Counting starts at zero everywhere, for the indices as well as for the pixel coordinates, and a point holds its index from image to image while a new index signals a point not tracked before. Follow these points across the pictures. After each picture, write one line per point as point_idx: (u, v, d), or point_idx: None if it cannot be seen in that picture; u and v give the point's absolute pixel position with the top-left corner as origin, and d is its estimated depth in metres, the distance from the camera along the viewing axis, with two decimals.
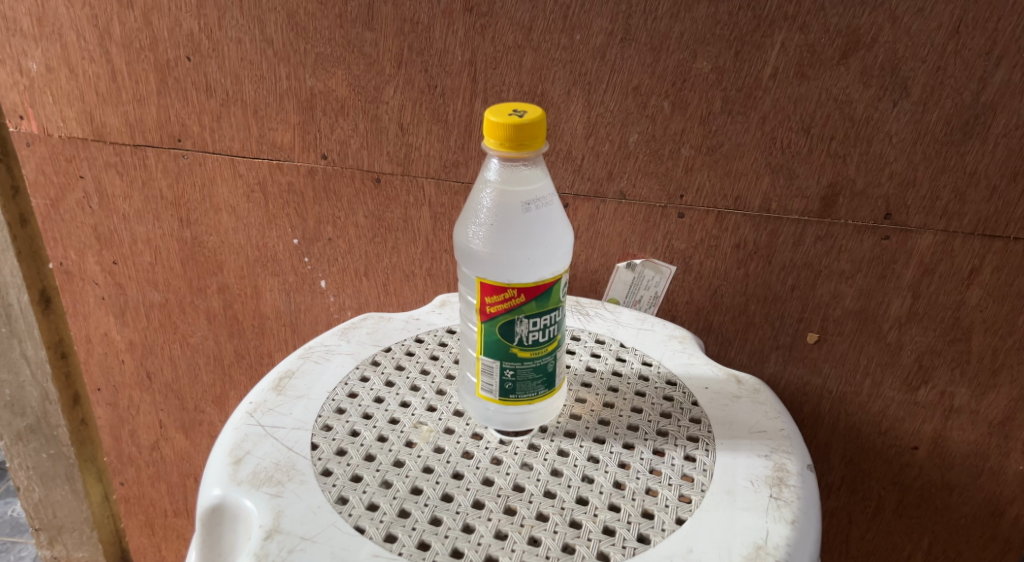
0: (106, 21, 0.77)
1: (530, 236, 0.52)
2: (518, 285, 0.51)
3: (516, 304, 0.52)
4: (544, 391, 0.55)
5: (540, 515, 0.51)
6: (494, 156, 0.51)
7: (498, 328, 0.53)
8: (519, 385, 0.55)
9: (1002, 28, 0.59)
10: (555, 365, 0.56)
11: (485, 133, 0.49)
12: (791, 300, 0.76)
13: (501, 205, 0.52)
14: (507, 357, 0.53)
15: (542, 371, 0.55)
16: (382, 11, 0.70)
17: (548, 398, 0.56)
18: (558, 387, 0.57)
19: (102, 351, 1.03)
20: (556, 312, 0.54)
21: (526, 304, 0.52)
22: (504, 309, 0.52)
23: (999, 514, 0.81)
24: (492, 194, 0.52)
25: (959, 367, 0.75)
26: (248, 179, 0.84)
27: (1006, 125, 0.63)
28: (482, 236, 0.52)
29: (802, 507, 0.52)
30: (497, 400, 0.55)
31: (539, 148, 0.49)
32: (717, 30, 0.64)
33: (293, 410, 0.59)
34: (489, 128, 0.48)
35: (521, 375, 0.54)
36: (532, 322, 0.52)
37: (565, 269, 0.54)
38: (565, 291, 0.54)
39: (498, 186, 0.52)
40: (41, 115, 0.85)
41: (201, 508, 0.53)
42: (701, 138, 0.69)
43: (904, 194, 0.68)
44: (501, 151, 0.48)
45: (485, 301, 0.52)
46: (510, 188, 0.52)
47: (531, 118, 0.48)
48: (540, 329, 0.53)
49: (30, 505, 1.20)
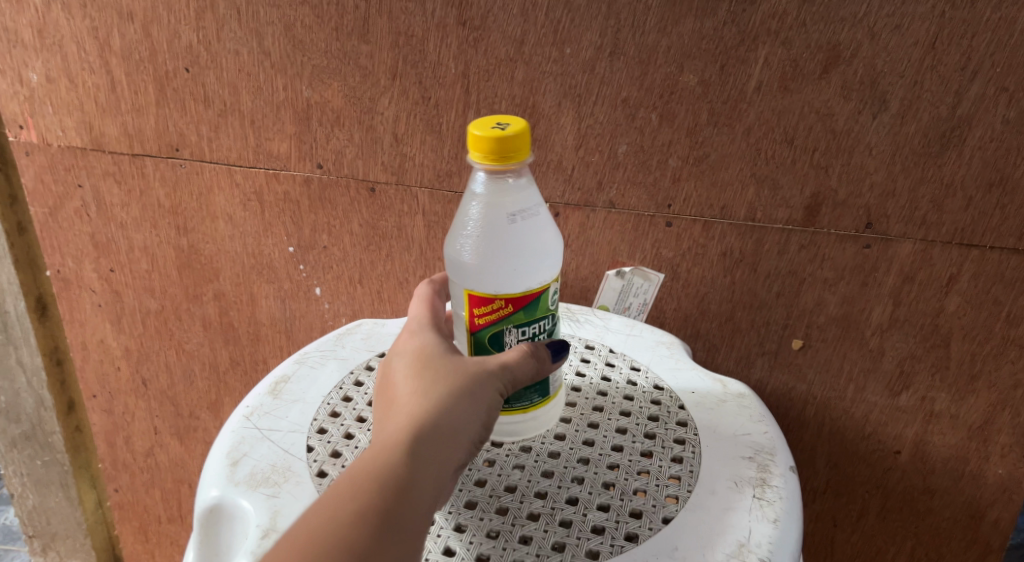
0: (106, 33, 0.79)
1: (517, 249, 0.54)
2: (506, 296, 0.54)
3: (504, 314, 0.55)
4: (538, 399, 0.57)
5: (531, 515, 0.53)
6: (480, 170, 0.53)
7: (487, 336, 0.56)
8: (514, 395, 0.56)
9: (977, 44, 0.62)
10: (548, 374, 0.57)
11: (471, 147, 0.51)
12: (776, 307, 0.78)
13: (488, 217, 0.53)
14: None
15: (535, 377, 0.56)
16: (377, 24, 0.72)
17: (541, 406, 0.58)
18: (551, 395, 0.58)
19: (98, 357, 1.04)
20: (544, 319, 0.57)
21: (514, 313, 0.55)
22: (493, 318, 0.55)
23: (980, 517, 0.82)
24: (481, 208, 0.53)
25: (939, 372, 0.77)
26: (245, 188, 0.85)
27: (981, 138, 0.65)
28: (470, 249, 0.54)
29: (785, 507, 0.54)
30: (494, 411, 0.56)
31: (524, 160, 0.51)
32: (703, 44, 0.67)
33: (289, 413, 0.61)
34: (476, 143, 0.50)
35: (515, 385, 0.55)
36: (520, 331, 0.56)
37: (554, 280, 0.56)
38: (553, 298, 0.57)
39: (486, 200, 0.53)
40: (41, 125, 0.86)
41: (198, 509, 0.54)
42: (688, 149, 0.71)
43: (884, 203, 0.70)
44: (487, 165, 0.50)
45: (474, 312, 0.55)
46: (497, 201, 0.53)
47: (515, 130, 0.50)
48: (528, 336, 0.56)
49: (23, 511, 1.20)
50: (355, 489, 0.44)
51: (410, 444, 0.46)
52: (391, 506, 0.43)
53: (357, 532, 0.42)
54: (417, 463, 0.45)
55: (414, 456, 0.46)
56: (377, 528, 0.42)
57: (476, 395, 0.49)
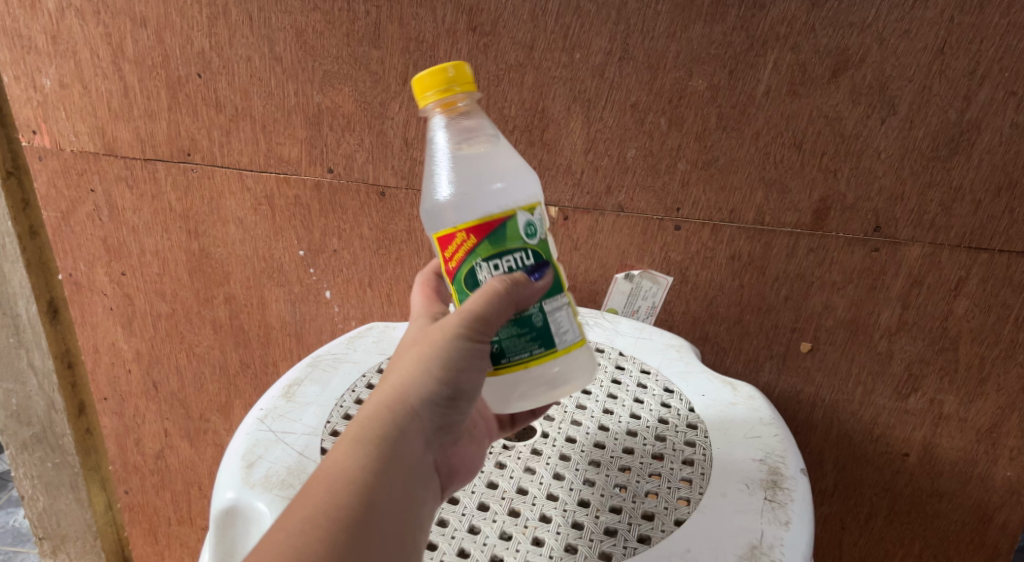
0: (120, 39, 0.80)
1: (478, 185, 0.52)
2: (465, 224, 0.49)
3: (471, 247, 0.49)
4: (538, 350, 0.50)
5: (544, 516, 0.53)
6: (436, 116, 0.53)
7: (464, 281, 0.50)
8: (507, 345, 0.50)
9: (985, 49, 0.62)
10: (545, 320, 0.51)
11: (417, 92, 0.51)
12: (785, 310, 0.78)
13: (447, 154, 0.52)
14: None
15: (528, 325, 0.50)
16: (389, 30, 0.73)
17: (545, 362, 0.51)
18: (559, 351, 0.51)
19: (110, 360, 1.05)
20: (521, 251, 0.50)
21: (479, 244, 0.49)
22: (461, 257, 0.50)
23: (988, 519, 0.82)
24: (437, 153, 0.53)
25: (947, 376, 0.77)
26: (256, 192, 0.86)
27: (989, 142, 0.65)
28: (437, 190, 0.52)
29: (796, 509, 0.54)
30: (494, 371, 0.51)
31: (468, 89, 0.51)
32: (713, 49, 0.67)
33: (302, 416, 0.61)
34: (416, 88, 0.51)
35: (505, 332, 0.50)
36: (494, 265, 0.49)
37: (524, 207, 0.50)
38: (529, 225, 0.50)
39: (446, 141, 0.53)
40: (54, 130, 0.87)
41: (214, 510, 0.55)
42: (697, 153, 0.72)
43: (893, 207, 0.70)
44: (432, 99, 0.50)
45: (446, 255, 0.51)
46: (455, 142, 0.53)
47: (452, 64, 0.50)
48: (507, 272, 0.49)
49: (34, 514, 1.20)
50: (328, 483, 0.43)
51: (363, 427, 0.46)
52: (345, 488, 0.43)
53: (311, 518, 0.42)
54: (370, 443, 0.45)
55: (367, 437, 0.45)
56: (334, 510, 0.42)
57: (430, 360, 0.48)
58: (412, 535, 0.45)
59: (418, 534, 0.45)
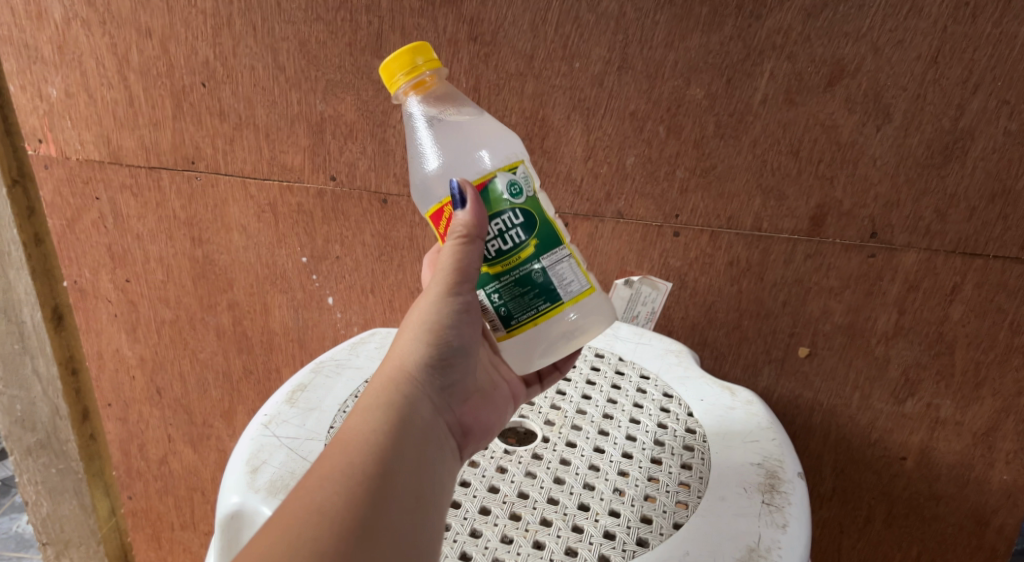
0: (126, 49, 0.81)
1: (461, 157, 0.54)
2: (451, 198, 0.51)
3: None
4: (544, 306, 0.52)
5: (544, 520, 0.54)
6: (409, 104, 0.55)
7: None
8: (513, 306, 0.52)
9: (978, 58, 0.63)
10: (546, 276, 0.52)
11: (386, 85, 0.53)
12: (782, 315, 0.79)
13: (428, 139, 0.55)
14: (486, 281, 0.52)
15: (530, 284, 0.51)
16: (390, 39, 0.74)
17: (554, 315, 0.52)
18: (565, 303, 0.52)
19: (114, 366, 1.06)
20: (508, 214, 0.51)
21: None
22: None
23: (985, 523, 0.83)
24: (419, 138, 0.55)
25: (943, 380, 0.78)
26: (260, 200, 0.87)
27: (983, 149, 0.66)
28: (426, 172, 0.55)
29: (793, 512, 0.54)
30: (507, 334, 0.53)
31: (433, 64, 0.52)
32: (710, 58, 0.68)
33: (306, 421, 0.62)
34: (384, 76, 0.52)
35: (508, 293, 0.52)
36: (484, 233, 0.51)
37: (503, 168, 0.51)
38: (509, 184, 0.51)
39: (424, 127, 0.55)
40: (60, 139, 0.88)
41: (220, 515, 0.56)
42: (695, 160, 0.73)
43: (888, 214, 0.71)
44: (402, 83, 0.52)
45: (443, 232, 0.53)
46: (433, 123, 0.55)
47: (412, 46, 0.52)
48: (499, 237, 0.51)
49: (37, 519, 1.21)
50: (341, 445, 0.44)
51: (366, 397, 0.47)
52: (357, 445, 0.44)
53: (328, 475, 0.42)
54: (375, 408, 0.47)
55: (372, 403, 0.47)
56: (350, 463, 0.43)
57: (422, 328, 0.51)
58: (429, 490, 0.45)
59: (436, 492, 0.46)
